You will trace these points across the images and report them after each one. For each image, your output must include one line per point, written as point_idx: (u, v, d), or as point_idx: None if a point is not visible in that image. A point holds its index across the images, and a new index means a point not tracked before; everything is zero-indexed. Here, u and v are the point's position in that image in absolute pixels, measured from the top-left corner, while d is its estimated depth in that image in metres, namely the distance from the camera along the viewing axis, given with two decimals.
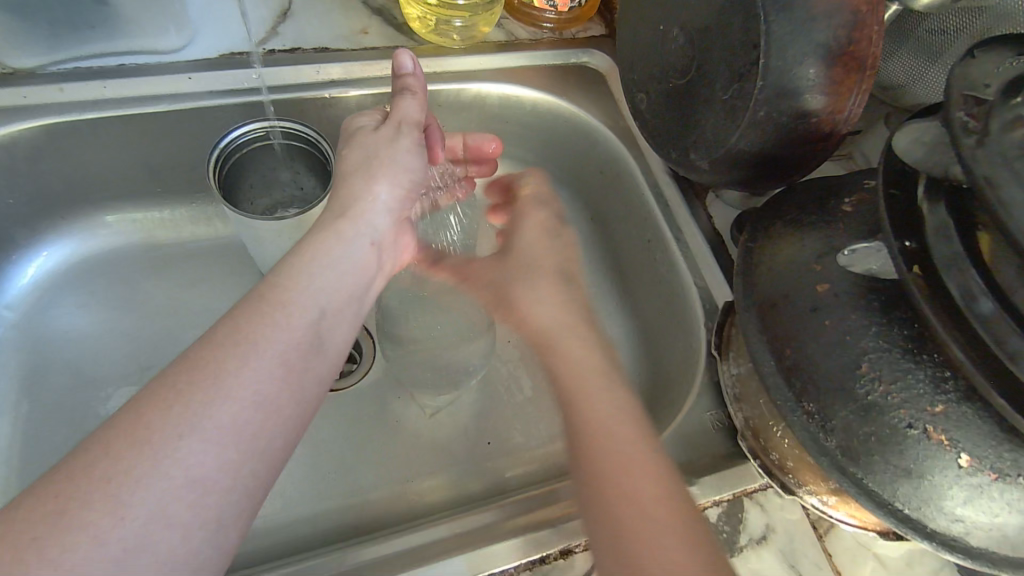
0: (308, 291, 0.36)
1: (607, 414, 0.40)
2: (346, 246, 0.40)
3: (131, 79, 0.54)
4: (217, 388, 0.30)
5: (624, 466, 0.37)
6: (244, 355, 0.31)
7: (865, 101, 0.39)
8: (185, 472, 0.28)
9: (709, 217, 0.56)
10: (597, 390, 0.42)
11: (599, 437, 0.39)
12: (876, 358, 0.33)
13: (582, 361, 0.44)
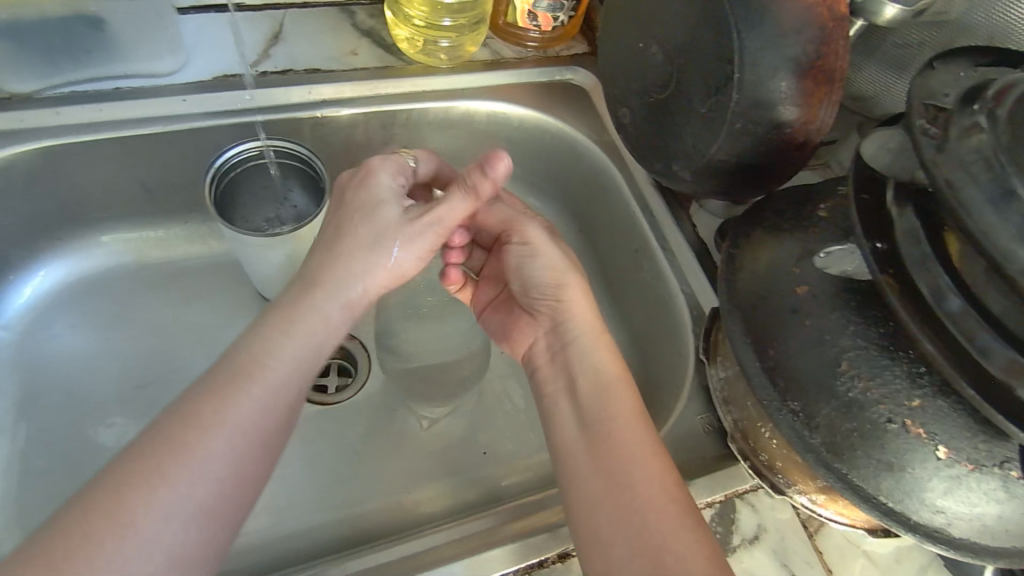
0: (274, 358, 0.36)
1: (624, 420, 0.40)
2: (324, 305, 0.40)
3: (127, 102, 0.55)
4: (182, 466, 0.31)
5: (635, 464, 0.38)
6: (215, 432, 0.33)
7: (835, 111, 0.41)
8: (153, 547, 0.30)
9: (693, 226, 0.58)
10: (611, 392, 0.42)
11: (608, 435, 0.40)
12: (855, 356, 0.34)
13: (593, 364, 0.44)
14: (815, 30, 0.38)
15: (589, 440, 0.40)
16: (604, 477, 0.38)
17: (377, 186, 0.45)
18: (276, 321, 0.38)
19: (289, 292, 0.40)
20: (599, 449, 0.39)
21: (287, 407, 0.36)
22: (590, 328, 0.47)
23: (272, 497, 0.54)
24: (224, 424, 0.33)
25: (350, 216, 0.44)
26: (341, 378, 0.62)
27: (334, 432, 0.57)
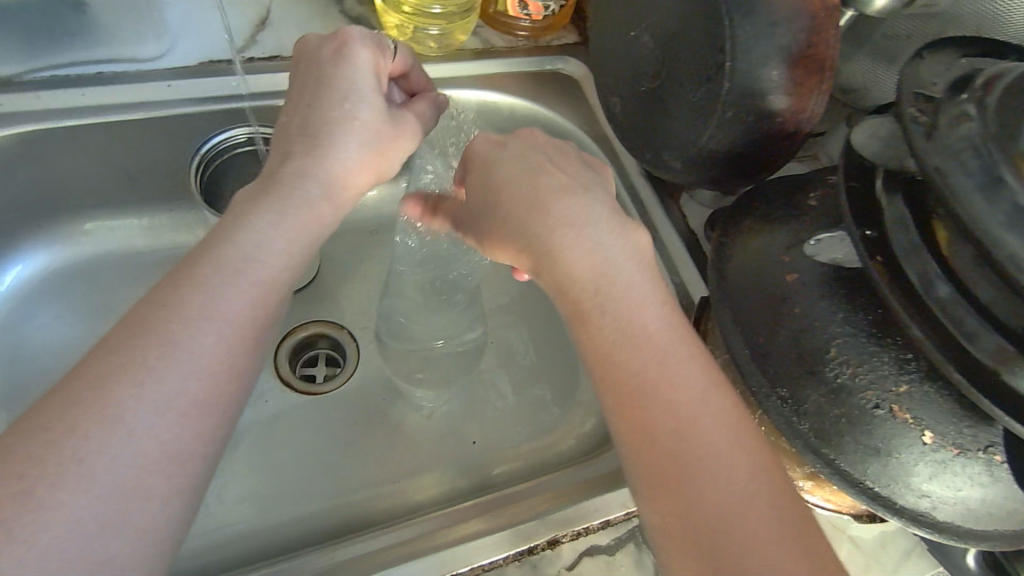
0: (254, 245, 0.33)
1: (657, 365, 0.32)
2: (297, 193, 0.36)
3: (112, 87, 0.55)
4: (171, 353, 0.29)
5: (711, 447, 0.30)
6: (197, 315, 0.30)
7: (824, 101, 0.41)
8: (148, 438, 0.27)
9: (683, 216, 0.58)
10: (663, 353, 0.33)
11: (667, 409, 0.31)
12: (843, 343, 0.34)
13: (633, 322, 0.34)
14: (806, 19, 0.38)
15: (644, 422, 0.31)
16: (670, 466, 0.30)
17: (339, 71, 0.40)
18: (246, 211, 0.34)
19: (260, 184, 0.37)
20: (657, 430, 0.31)
21: (277, 303, 0.33)
22: (618, 269, 0.35)
23: (260, 486, 0.53)
24: (204, 311, 0.30)
25: (307, 98, 0.39)
26: (330, 369, 0.62)
27: (323, 422, 0.57)
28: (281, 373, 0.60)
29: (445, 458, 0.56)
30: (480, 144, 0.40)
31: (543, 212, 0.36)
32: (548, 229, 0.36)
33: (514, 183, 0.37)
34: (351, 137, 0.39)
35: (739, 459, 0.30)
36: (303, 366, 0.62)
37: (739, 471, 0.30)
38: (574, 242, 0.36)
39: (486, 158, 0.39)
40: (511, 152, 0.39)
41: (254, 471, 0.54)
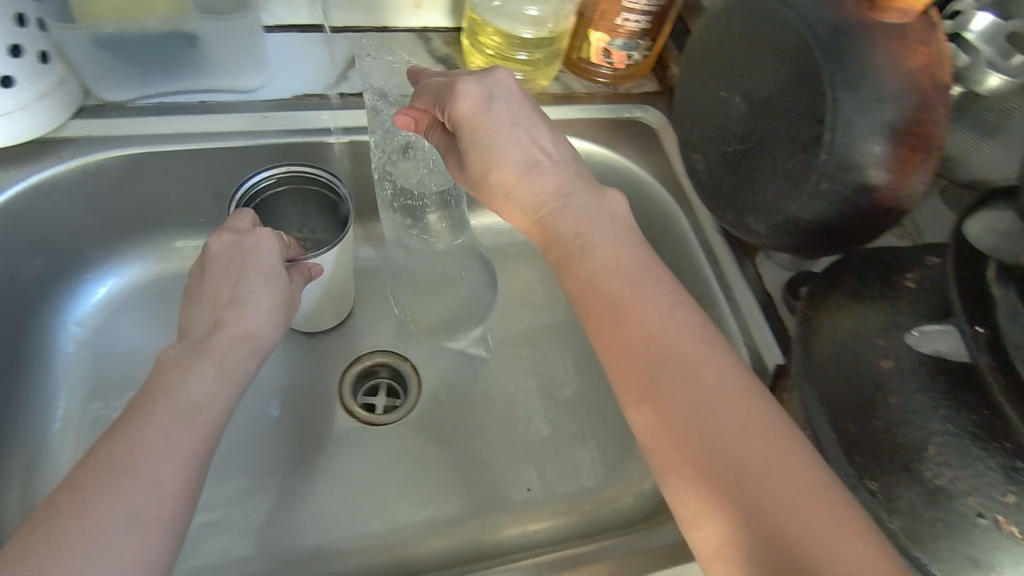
0: (199, 370, 0.38)
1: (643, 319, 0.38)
2: (236, 313, 0.41)
3: (212, 116, 0.58)
4: (116, 469, 0.32)
5: (744, 461, 0.33)
6: (177, 415, 0.35)
7: (927, 178, 0.40)
8: (119, 554, 0.30)
9: (757, 275, 0.57)
10: (683, 367, 0.36)
11: (699, 424, 0.34)
12: (943, 443, 0.33)
13: (654, 342, 0.37)
14: (914, 97, 0.37)
15: (658, 399, 0.36)
16: (712, 487, 0.33)
17: (249, 255, 0.43)
18: (197, 344, 0.39)
19: (215, 306, 0.42)
20: (693, 447, 0.34)
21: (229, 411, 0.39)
22: (605, 246, 0.41)
23: (317, 516, 0.55)
24: (184, 410, 0.36)
25: (224, 260, 0.43)
26: (390, 400, 0.63)
27: (382, 455, 0.58)
28: (345, 402, 0.61)
29: (495, 506, 0.57)
30: (464, 102, 0.44)
31: (529, 194, 0.45)
32: (564, 240, 0.43)
33: (507, 166, 0.44)
34: (264, 298, 0.43)
35: (740, 404, 0.35)
36: (363, 396, 0.63)
37: (785, 486, 0.32)
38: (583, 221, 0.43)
39: (474, 124, 0.44)
40: (493, 118, 0.44)
41: (314, 500, 0.55)
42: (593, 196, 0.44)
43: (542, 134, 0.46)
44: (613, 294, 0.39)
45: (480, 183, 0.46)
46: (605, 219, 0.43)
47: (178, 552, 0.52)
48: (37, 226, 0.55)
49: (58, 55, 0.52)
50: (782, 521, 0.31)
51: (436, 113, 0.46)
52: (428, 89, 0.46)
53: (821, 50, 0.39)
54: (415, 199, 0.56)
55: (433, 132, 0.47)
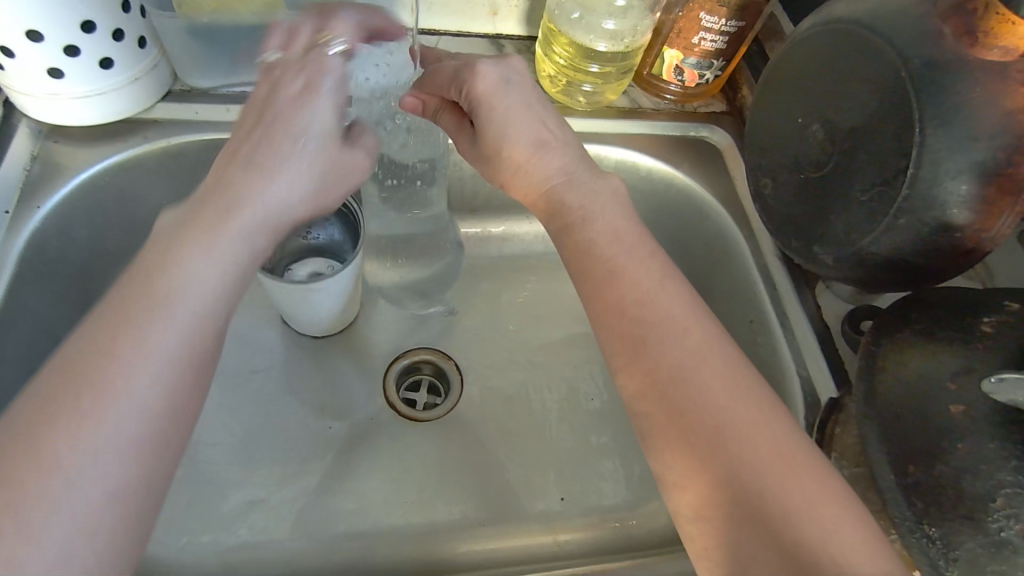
0: (193, 263, 0.33)
1: (651, 308, 0.38)
2: (252, 195, 0.36)
3: None
4: (92, 381, 0.29)
5: (722, 425, 0.35)
6: (132, 360, 0.30)
7: (1015, 222, 0.38)
8: (92, 475, 0.28)
9: (817, 306, 0.56)
10: (669, 333, 0.37)
11: (682, 390, 0.36)
12: (1013, 495, 0.31)
13: (644, 307, 0.38)
14: (1009, 137, 0.36)
15: (656, 385, 0.37)
16: (694, 448, 0.35)
17: (270, 144, 0.38)
18: (188, 226, 0.34)
19: (225, 175, 0.37)
20: (675, 411, 0.36)
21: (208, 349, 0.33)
22: (618, 236, 0.41)
23: (357, 503, 0.56)
24: (152, 337, 0.31)
25: (246, 149, 0.38)
26: (432, 396, 0.64)
27: (420, 450, 0.59)
28: (388, 394, 0.62)
29: (528, 512, 0.57)
30: (483, 82, 0.44)
31: (541, 170, 0.45)
32: (570, 212, 0.43)
33: (519, 144, 0.45)
34: (260, 204, 0.36)
35: (737, 398, 0.35)
36: (407, 390, 0.64)
37: (762, 448, 0.34)
38: (594, 212, 0.43)
39: (492, 104, 0.45)
40: (510, 99, 0.45)
41: (353, 488, 0.56)
42: (593, 175, 0.45)
43: (553, 123, 0.46)
44: (609, 259, 0.40)
45: (493, 160, 0.47)
46: (610, 193, 0.44)
47: (221, 525, 0.54)
48: (120, 202, 0.58)
49: (155, 42, 0.54)
50: (756, 483, 0.33)
51: (452, 92, 0.46)
52: (444, 70, 0.46)
53: (914, 82, 0.39)
54: (403, 180, 0.56)
55: (442, 114, 0.49)
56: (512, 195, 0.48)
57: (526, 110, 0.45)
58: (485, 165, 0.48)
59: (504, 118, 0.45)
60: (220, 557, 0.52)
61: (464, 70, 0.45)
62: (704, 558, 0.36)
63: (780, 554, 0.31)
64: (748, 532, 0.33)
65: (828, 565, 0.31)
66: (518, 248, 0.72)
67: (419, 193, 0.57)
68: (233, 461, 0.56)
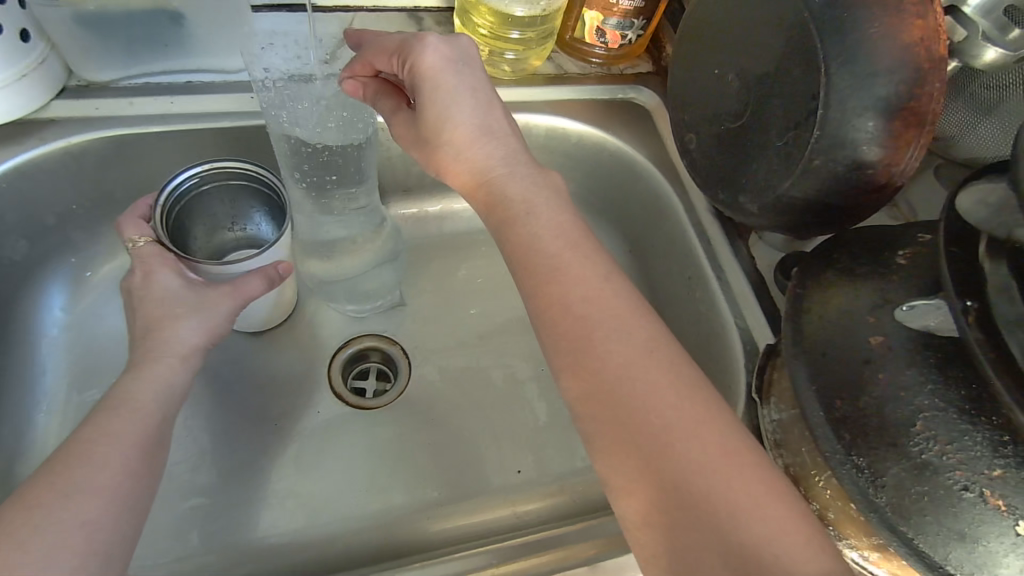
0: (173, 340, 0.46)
1: (594, 300, 0.37)
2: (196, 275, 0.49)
3: (198, 96, 0.56)
4: (83, 448, 0.38)
5: (670, 423, 0.33)
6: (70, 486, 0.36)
7: (921, 155, 0.39)
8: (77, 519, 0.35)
9: (751, 257, 0.57)
10: (617, 330, 0.36)
11: (628, 391, 0.34)
12: (931, 418, 0.32)
13: (591, 305, 0.37)
14: (908, 71, 0.37)
15: (599, 387, 0.35)
16: (641, 449, 0.33)
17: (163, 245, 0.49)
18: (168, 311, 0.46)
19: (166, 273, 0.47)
20: (624, 413, 0.34)
21: (141, 490, 0.39)
22: (567, 226, 0.41)
23: (310, 496, 0.55)
24: (133, 407, 0.42)
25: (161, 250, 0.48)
26: (381, 383, 0.63)
27: (374, 438, 0.58)
28: (334, 385, 0.61)
29: (486, 488, 0.57)
30: (430, 57, 0.43)
31: (481, 158, 0.44)
32: (513, 204, 0.42)
33: (463, 126, 0.44)
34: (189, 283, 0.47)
35: (673, 386, 0.34)
36: (354, 379, 0.63)
37: (710, 444, 0.32)
38: (539, 200, 0.42)
39: (439, 80, 0.43)
40: (457, 79, 0.44)
41: (306, 482, 0.55)
42: (535, 171, 0.44)
43: (497, 112, 0.45)
44: (554, 256, 0.39)
45: (432, 142, 0.45)
46: (553, 189, 0.43)
47: (168, 535, 0.51)
48: (22, 209, 0.54)
49: (39, 35, 0.50)
50: (704, 483, 0.32)
51: (396, 62, 0.44)
52: (389, 39, 0.44)
53: (817, 24, 0.39)
54: (338, 175, 0.51)
55: (381, 95, 0.48)
56: (445, 178, 0.46)
57: (474, 88, 0.45)
58: (423, 148, 0.47)
59: (447, 99, 0.44)
60: (169, 567, 0.50)
61: (411, 49, 0.43)
62: (654, 565, 0.33)
63: (721, 551, 0.30)
64: (694, 535, 0.31)
65: (774, 563, 0.29)
66: (459, 226, 0.71)
67: (353, 180, 0.53)
68: (178, 466, 0.54)
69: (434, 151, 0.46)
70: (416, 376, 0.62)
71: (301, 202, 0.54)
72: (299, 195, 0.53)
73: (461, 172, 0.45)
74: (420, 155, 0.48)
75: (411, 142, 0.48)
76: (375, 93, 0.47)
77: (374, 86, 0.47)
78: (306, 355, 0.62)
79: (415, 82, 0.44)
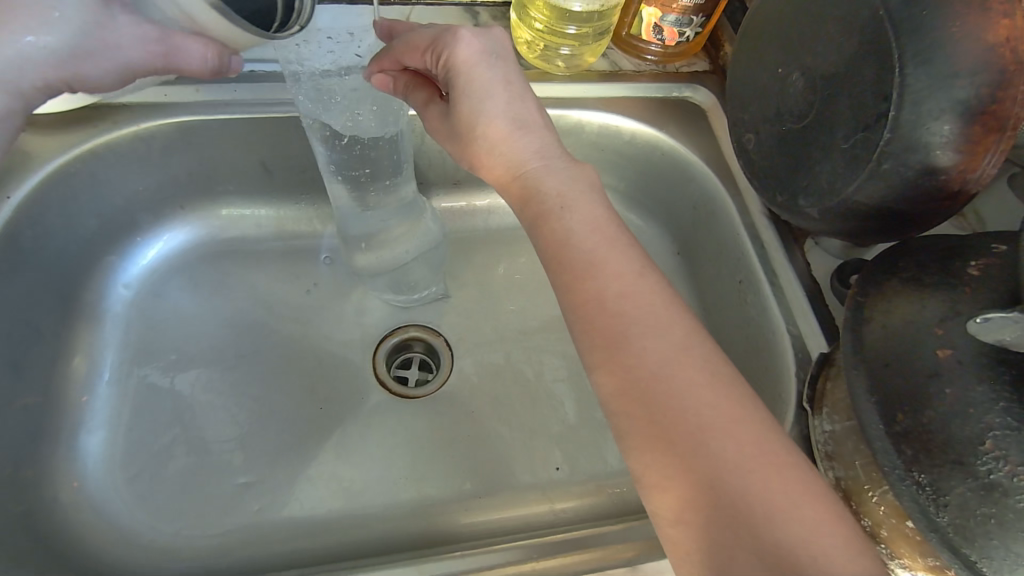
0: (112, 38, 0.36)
1: (638, 296, 0.37)
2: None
3: (260, 85, 0.58)
4: None
5: (707, 422, 0.33)
6: None
7: (1001, 161, 0.37)
8: None
9: (806, 262, 0.55)
10: (653, 327, 0.35)
11: (663, 389, 0.34)
12: (1001, 437, 0.31)
13: (626, 301, 0.36)
14: (991, 72, 0.35)
15: (634, 386, 0.34)
16: (676, 448, 0.32)
17: None
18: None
19: None
20: (655, 411, 0.33)
21: None
22: (615, 223, 0.40)
23: (351, 480, 0.56)
24: None
25: None
26: (424, 373, 0.64)
27: (415, 427, 0.59)
28: (378, 373, 0.62)
29: (524, 482, 0.57)
30: (463, 50, 0.43)
31: (514, 151, 0.44)
32: (546, 198, 0.42)
33: (496, 121, 0.44)
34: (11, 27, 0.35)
35: (719, 387, 0.34)
36: (398, 368, 0.64)
37: (743, 446, 0.32)
38: (589, 195, 0.42)
39: (472, 75, 0.44)
40: (491, 72, 0.44)
41: (348, 465, 0.56)
42: (569, 164, 0.44)
43: (530, 106, 0.45)
44: (589, 250, 0.39)
45: (466, 136, 0.45)
46: (585, 181, 0.43)
47: (217, 508, 0.53)
48: (94, 189, 0.56)
49: None
50: (738, 484, 0.31)
51: (429, 57, 0.44)
52: (421, 34, 0.44)
53: (895, 23, 0.38)
54: (370, 169, 0.54)
55: (413, 87, 0.47)
56: (480, 172, 0.46)
57: (508, 82, 0.44)
58: (456, 141, 0.47)
59: (481, 93, 0.44)
60: (217, 540, 0.52)
61: (443, 44, 0.43)
62: (686, 564, 0.33)
63: (758, 556, 0.29)
64: (728, 535, 0.31)
65: (812, 567, 0.29)
66: (505, 221, 0.71)
67: (388, 171, 0.55)
68: (228, 442, 0.56)
69: (467, 145, 0.46)
70: (459, 368, 0.63)
71: (340, 198, 0.56)
72: (337, 192, 0.55)
73: (496, 166, 0.45)
74: (454, 148, 0.47)
75: (445, 135, 0.48)
76: (403, 85, 0.47)
77: (403, 78, 0.47)
78: (353, 341, 0.63)
79: (449, 76, 0.44)
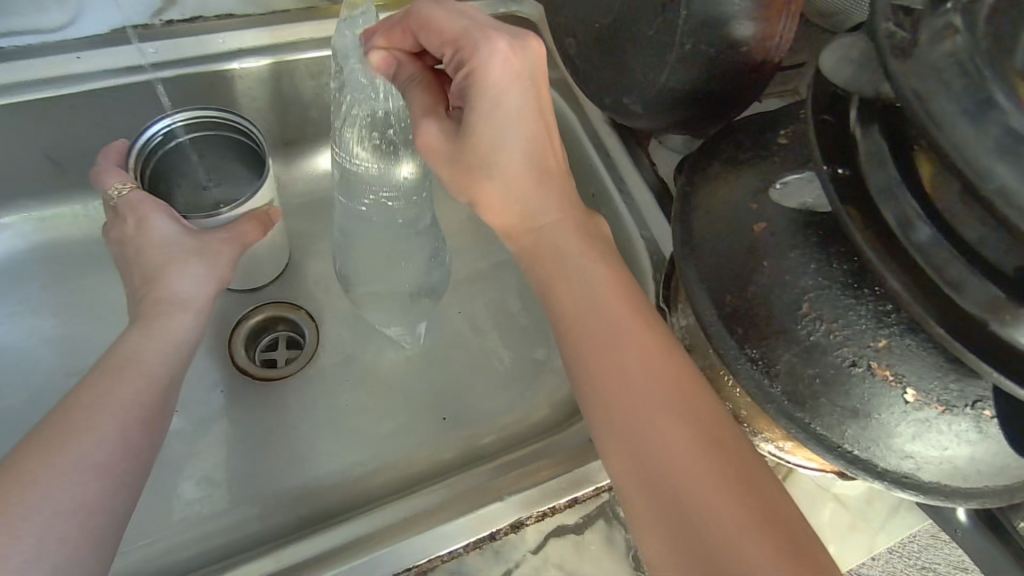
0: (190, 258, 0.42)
1: (658, 370, 0.32)
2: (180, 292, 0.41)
3: (10, 63, 0.47)
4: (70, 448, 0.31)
5: (720, 513, 0.28)
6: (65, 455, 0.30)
7: (794, 25, 0.38)
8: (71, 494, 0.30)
9: (653, 166, 0.54)
10: (673, 404, 0.31)
11: (675, 471, 0.29)
12: (815, 298, 0.31)
13: (645, 373, 0.32)
14: None
15: (637, 462, 0.30)
16: (683, 539, 0.28)
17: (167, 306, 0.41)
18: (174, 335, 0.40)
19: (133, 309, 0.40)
20: (666, 495, 0.29)
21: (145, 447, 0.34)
22: (630, 287, 0.36)
23: None
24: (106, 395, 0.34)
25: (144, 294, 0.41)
26: (293, 351, 0.55)
27: None
28: (238, 359, 0.53)
29: None
30: (488, 58, 0.35)
31: (526, 198, 0.37)
32: (549, 251, 0.37)
33: (517, 161, 0.37)
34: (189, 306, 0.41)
35: (741, 477, 0.29)
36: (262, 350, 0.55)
37: (763, 543, 0.27)
38: (585, 251, 0.37)
39: (497, 92, 0.35)
40: (520, 95, 0.36)
41: None
42: (584, 218, 0.38)
43: (552, 146, 0.38)
44: (602, 314, 0.34)
45: (474, 172, 0.36)
46: (597, 241, 0.38)
47: None
48: None
49: None
50: None
51: (451, 56, 0.36)
52: (446, 19, 0.36)
53: None
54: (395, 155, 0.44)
55: (416, 81, 0.38)
56: (482, 215, 0.39)
57: (540, 113, 0.37)
58: (455, 171, 0.37)
59: (510, 117, 0.36)
60: None
61: (471, 42, 0.35)
62: None
63: None
64: None
65: None
66: None
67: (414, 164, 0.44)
68: None
69: (478, 185, 0.37)
70: None
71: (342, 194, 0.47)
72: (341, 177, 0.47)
73: (512, 213, 0.38)
74: (461, 185, 0.38)
75: (444, 158, 0.37)
76: (411, 74, 0.39)
77: (410, 66, 0.39)
78: None
79: (468, 86, 0.35)
